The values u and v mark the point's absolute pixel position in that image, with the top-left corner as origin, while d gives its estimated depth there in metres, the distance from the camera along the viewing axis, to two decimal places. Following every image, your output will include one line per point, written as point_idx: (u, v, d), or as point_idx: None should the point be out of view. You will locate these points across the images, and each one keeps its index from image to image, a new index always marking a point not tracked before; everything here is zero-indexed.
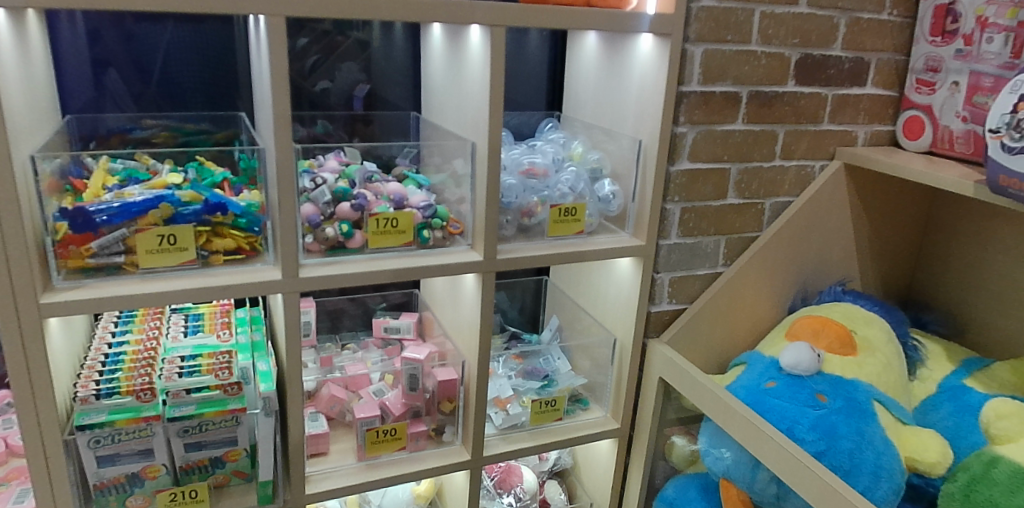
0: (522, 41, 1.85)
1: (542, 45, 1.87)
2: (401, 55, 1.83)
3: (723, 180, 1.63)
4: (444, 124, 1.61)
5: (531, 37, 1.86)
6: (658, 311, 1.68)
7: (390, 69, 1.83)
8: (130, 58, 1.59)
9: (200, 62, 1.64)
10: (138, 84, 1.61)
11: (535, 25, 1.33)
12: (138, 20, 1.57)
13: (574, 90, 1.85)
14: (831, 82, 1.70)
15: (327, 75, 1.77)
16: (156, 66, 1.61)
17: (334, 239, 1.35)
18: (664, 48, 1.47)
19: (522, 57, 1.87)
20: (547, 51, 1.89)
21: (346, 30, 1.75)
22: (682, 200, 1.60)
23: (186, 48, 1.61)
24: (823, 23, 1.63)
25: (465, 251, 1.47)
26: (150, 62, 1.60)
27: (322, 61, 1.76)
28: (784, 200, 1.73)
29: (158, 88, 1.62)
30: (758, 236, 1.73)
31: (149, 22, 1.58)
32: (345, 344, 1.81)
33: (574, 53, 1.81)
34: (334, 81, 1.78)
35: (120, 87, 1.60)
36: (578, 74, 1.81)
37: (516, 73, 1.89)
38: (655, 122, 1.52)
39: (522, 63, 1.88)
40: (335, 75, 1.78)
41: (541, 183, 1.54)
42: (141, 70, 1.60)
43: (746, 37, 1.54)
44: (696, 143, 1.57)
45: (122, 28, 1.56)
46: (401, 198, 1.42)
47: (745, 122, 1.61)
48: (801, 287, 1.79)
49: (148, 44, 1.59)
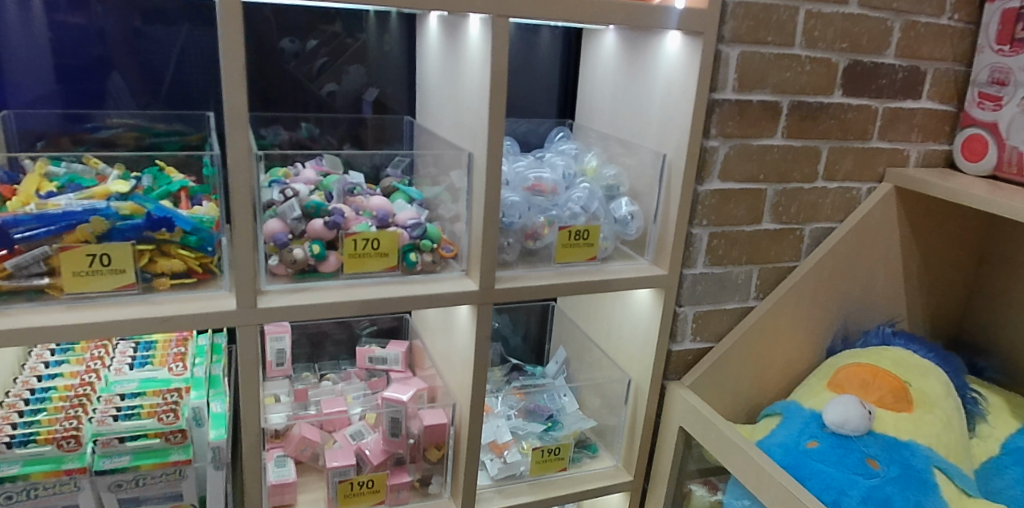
0: (533, 41, 1.66)
1: (553, 45, 1.68)
2: (401, 54, 1.63)
3: (758, 201, 1.42)
4: (439, 131, 1.42)
5: (544, 37, 1.66)
6: (680, 351, 1.47)
7: (384, 69, 1.63)
8: (136, 61, 1.42)
9: (201, 63, 1.45)
10: (144, 90, 1.44)
11: (545, 19, 1.13)
12: (148, 21, 1.41)
13: (590, 97, 1.64)
14: (883, 93, 1.49)
15: (333, 77, 1.59)
16: (160, 68, 1.43)
17: (304, 262, 1.15)
18: (694, 51, 1.27)
19: (532, 58, 1.67)
20: (560, 52, 1.69)
21: (356, 32, 1.57)
22: (710, 223, 1.39)
23: (199, 52, 1.44)
24: (876, 26, 1.43)
25: (458, 277, 1.27)
26: (156, 64, 1.43)
27: (329, 64, 1.58)
28: (825, 226, 1.52)
29: (172, 96, 1.46)
30: (796, 266, 1.52)
31: (161, 24, 1.41)
32: (323, 375, 1.61)
33: (591, 56, 1.62)
34: (341, 84, 1.60)
35: (123, 92, 1.43)
36: (595, 80, 1.61)
37: (525, 76, 1.69)
38: (681, 134, 1.32)
39: (531, 64, 1.68)
40: (343, 77, 1.60)
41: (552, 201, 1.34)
42: (149, 76, 1.43)
43: (789, 39, 1.34)
44: (728, 160, 1.36)
45: (130, 27, 1.40)
46: (386, 215, 1.24)
47: (785, 136, 1.40)
48: (841, 325, 1.58)
49: (159, 47, 1.42)
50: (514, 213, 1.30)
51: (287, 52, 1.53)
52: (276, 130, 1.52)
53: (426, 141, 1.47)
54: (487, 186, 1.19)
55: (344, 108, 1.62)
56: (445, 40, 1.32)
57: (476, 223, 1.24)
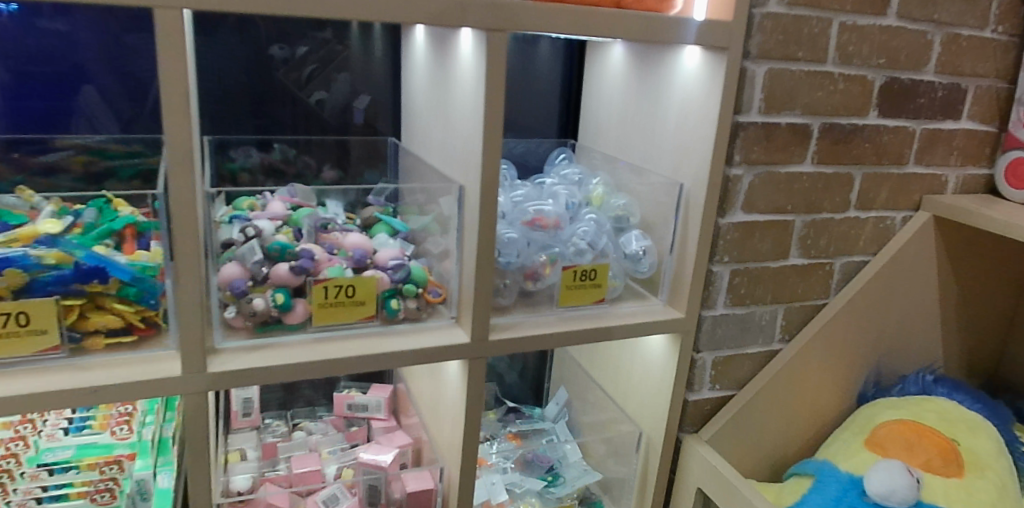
0: (532, 54, 1.50)
1: (553, 59, 1.52)
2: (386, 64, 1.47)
3: (785, 234, 1.26)
4: (427, 156, 1.26)
5: (543, 49, 1.51)
6: (697, 401, 1.31)
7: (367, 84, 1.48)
8: (115, 74, 1.25)
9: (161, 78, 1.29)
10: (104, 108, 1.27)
11: (548, 32, 0.97)
12: (127, 28, 1.24)
13: (595, 116, 1.49)
14: (921, 113, 1.33)
15: (324, 84, 1.43)
16: (112, 84, 1.27)
17: (265, 313, 0.99)
18: (716, 68, 1.12)
19: (531, 72, 1.52)
20: (560, 66, 1.54)
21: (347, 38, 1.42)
22: (732, 260, 1.23)
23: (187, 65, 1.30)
24: (915, 39, 1.27)
25: (447, 326, 1.11)
26: (138, 76, 1.27)
27: (320, 70, 1.42)
28: (858, 260, 1.36)
29: (156, 113, 1.30)
30: (825, 303, 1.36)
31: (145, 32, 1.25)
32: (296, 424, 1.45)
33: (598, 71, 1.46)
34: (330, 92, 1.44)
35: (99, 108, 1.26)
36: (602, 97, 1.46)
37: (522, 91, 1.53)
38: (701, 161, 1.16)
39: (530, 78, 1.52)
40: (333, 85, 1.44)
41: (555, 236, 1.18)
42: (131, 90, 1.27)
43: (822, 54, 1.18)
44: (752, 189, 1.20)
45: (106, 35, 1.23)
46: (363, 255, 1.07)
47: (815, 162, 1.25)
48: (874, 368, 1.42)
49: (142, 58, 1.26)
50: (511, 251, 1.14)
51: (276, 59, 1.38)
52: (246, 151, 1.36)
53: (412, 166, 1.31)
54: (479, 223, 1.03)
55: (325, 127, 1.46)
56: (433, 54, 1.17)
57: (468, 265, 1.08)
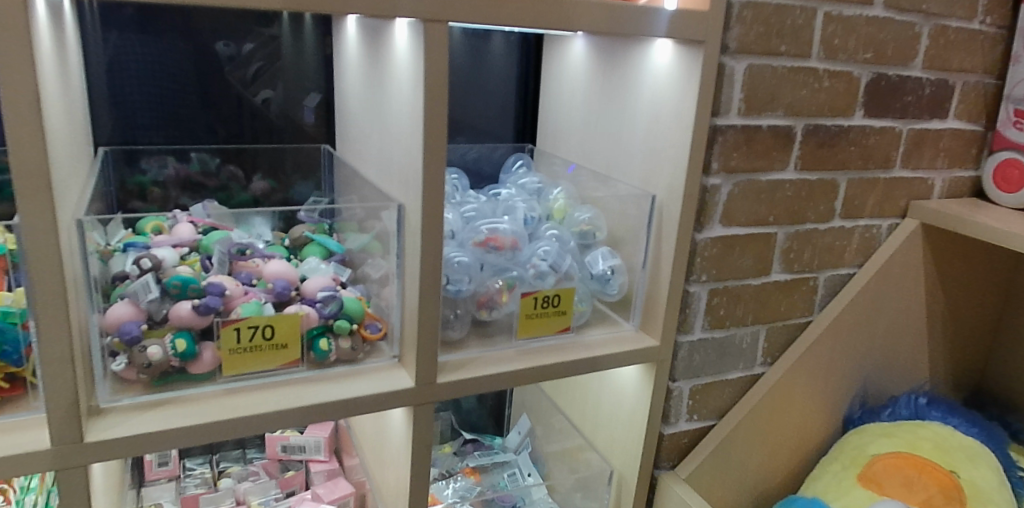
0: (483, 49, 1.35)
1: (507, 55, 1.38)
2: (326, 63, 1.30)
3: (768, 248, 1.14)
4: (364, 167, 1.10)
5: (496, 44, 1.36)
6: (674, 435, 1.17)
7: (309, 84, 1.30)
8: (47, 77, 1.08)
9: None
10: None
11: (498, 24, 0.82)
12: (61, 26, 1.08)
13: (556, 118, 1.35)
14: (908, 113, 1.22)
15: (270, 83, 1.26)
16: None
17: (164, 364, 0.83)
18: (691, 65, 0.99)
19: (484, 69, 1.37)
20: (515, 63, 1.39)
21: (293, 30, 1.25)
22: (711, 278, 1.10)
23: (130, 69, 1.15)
24: (902, 32, 1.16)
25: (387, 366, 0.96)
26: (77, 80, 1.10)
27: (266, 68, 1.25)
28: (844, 273, 1.25)
29: None
30: (809, 321, 1.24)
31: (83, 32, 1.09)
32: (223, 470, 1.28)
33: (558, 68, 1.32)
34: (277, 91, 1.27)
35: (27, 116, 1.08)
36: (563, 98, 1.31)
37: (474, 92, 1.38)
38: (675, 171, 1.03)
39: (484, 77, 1.37)
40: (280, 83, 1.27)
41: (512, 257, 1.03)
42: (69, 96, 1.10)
43: (805, 48, 1.06)
44: (731, 201, 1.08)
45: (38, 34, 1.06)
46: (286, 287, 0.93)
47: (799, 168, 1.13)
48: (861, 390, 1.31)
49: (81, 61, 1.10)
50: (462, 277, 0.99)
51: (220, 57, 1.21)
52: (162, 161, 1.18)
53: (349, 179, 1.15)
54: (421, 249, 0.88)
55: (257, 134, 1.28)
56: (367, 50, 1.01)
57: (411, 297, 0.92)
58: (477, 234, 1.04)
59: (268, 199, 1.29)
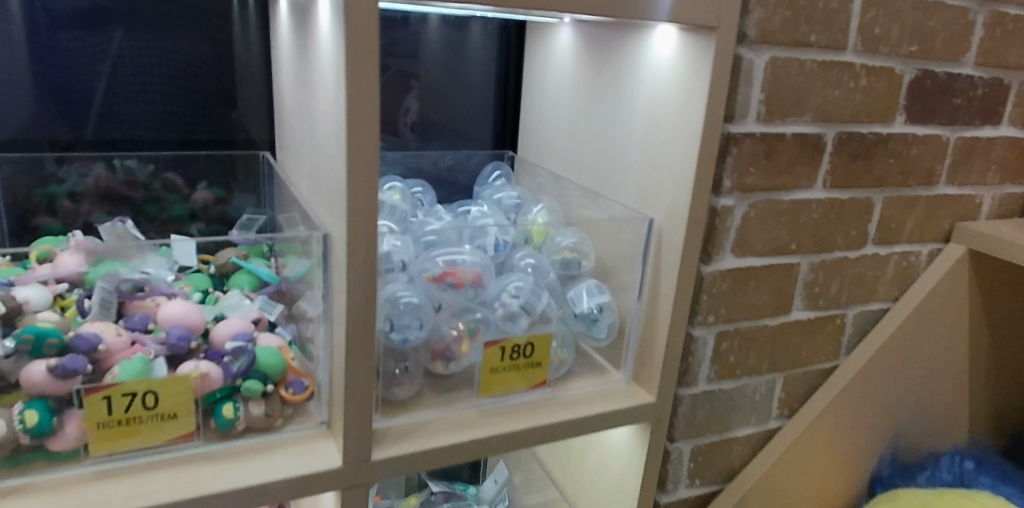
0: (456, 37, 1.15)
1: (485, 49, 1.18)
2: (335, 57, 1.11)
3: (789, 281, 0.94)
4: (300, 180, 0.90)
5: (472, 33, 1.16)
6: (672, 503, 0.98)
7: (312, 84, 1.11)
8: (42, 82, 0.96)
9: None
10: None
11: (448, 1, 0.63)
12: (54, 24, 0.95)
13: (542, 121, 1.14)
14: (957, 118, 1.02)
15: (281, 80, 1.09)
16: None
17: (7, 442, 0.64)
18: (701, 59, 0.79)
19: (460, 65, 1.17)
20: (494, 56, 1.20)
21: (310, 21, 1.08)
22: (719, 320, 0.90)
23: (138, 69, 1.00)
24: (954, 20, 0.96)
25: (312, 435, 0.76)
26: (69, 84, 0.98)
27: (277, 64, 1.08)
28: (876, 309, 1.06)
29: None
30: (834, 367, 1.06)
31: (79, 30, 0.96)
32: None
33: (543, 62, 1.12)
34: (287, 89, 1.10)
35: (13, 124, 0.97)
36: (548, 96, 1.11)
37: (449, 91, 1.18)
38: (680, 191, 0.83)
39: (459, 74, 1.18)
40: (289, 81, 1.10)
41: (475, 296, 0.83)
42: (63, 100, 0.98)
43: (839, 38, 0.86)
44: (745, 225, 0.88)
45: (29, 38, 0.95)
46: (184, 337, 0.74)
47: (828, 185, 0.93)
48: (893, 444, 1.12)
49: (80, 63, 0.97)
50: (410, 322, 0.79)
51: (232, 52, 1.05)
52: (84, 167, 0.98)
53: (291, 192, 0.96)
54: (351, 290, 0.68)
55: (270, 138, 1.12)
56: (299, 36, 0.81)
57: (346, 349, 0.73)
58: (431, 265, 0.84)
59: (204, 213, 1.09)
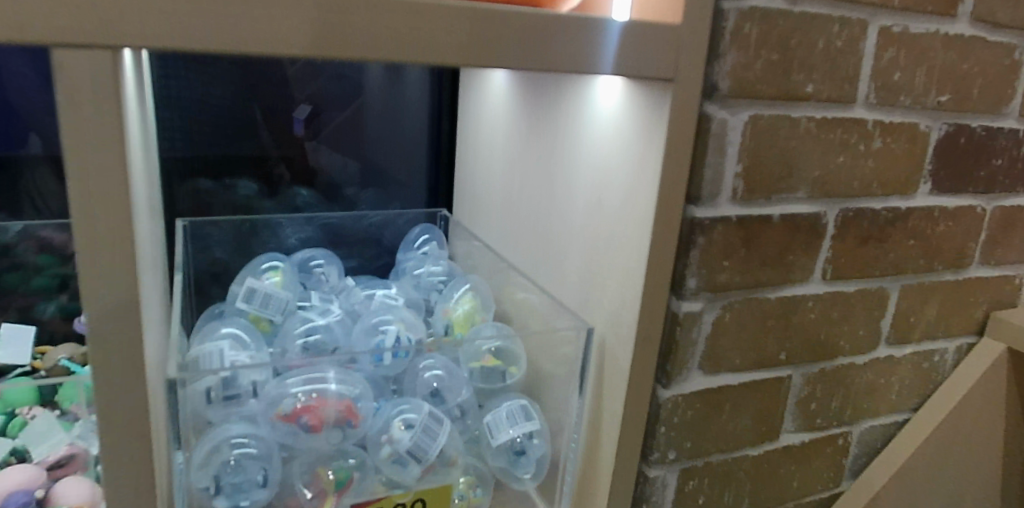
0: (386, 75, 0.97)
1: (419, 101, 1.01)
2: (349, 95, 0.97)
3: (777, 398, 0.73)
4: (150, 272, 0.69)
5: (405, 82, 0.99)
6: None
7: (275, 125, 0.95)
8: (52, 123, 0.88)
9: None
10: None
11: (246, 51, 0.42)
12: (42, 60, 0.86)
13: (488, 164, 0.91)
14: (997, 184, 0.80)
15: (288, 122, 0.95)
16: None
17: None
18: (651, 121, 0.58)
19: (390, 118, 0.99)
20: (426, 108, 1.01)
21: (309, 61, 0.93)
22: (684, 456, 0.68)
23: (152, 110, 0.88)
24: (996, 61, 0.73)
25: None
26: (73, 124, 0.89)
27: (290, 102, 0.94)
28: (889, 421, 0.84)
29: None
30: (839, 491, 0.84)
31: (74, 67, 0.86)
32: None
33: (488, 97, 0.90)
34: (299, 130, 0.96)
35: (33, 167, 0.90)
36: (494, 134, 0.88)
37: (373, 145, 1.00)
38: (633, 294, 0.61)
39: (387, 128, 1.00)
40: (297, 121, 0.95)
41: (343, 438, 0.60)
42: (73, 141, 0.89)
43: (843, 89, 0.65)
44: (718, 333, 0.67)
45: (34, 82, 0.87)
46: None
47: (829, 276, 0.72)
48: None
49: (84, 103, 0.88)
50: (244, 479, 0.57)
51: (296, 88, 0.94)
52: None
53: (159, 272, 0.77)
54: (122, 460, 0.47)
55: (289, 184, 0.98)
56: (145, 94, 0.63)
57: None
58: (292, 391, 0.59)
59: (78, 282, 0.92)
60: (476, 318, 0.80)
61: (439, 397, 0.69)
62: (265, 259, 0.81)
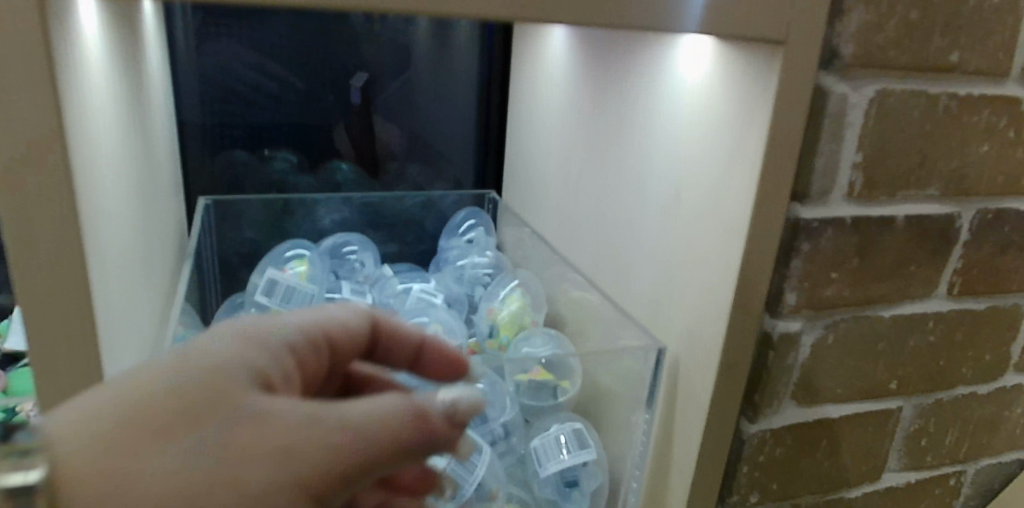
0: (436, 38, 0.86)
1: (473, 69, 0.89)
2: (400, 62, 0.86)
3: (884, 435, 0.61)
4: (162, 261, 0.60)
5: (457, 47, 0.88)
6: None
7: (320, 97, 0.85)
8: None
9: None
10: None
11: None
12: None
13: (547, 135, 0.79)
14: None
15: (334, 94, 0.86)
16: None
17: None
18: (757, 95, 0.46)
19: (443, 90, 0.89)
20: (478, 75, 0.90)
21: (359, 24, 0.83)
22: (768, 499, 0.58)
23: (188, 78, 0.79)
24: None
25: None
26: None
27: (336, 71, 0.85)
28: (1011, 459, 0.70)
29: None
30: None
31: None
32: None
33: (545, 66, 0.78)
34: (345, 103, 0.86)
35: None
36: (555, 98, 0.76)
37: (424, 120, 0.90)
38: (714, 309, 0.50)
39: (440, 101, 0.90)
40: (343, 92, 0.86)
41: None
42: None
43: (995, 59, 0.51)
44: (818, 358, 0.55)
45: None
46: None
47: (958, 291, 0.59)
48: None
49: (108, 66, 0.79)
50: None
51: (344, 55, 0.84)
52: None
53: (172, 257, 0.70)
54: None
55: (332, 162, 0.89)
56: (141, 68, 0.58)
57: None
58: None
59: None
60: (525, 321, 0.69)
61: (478, 414, 0.60)
62: (290, 247, 0.73)
